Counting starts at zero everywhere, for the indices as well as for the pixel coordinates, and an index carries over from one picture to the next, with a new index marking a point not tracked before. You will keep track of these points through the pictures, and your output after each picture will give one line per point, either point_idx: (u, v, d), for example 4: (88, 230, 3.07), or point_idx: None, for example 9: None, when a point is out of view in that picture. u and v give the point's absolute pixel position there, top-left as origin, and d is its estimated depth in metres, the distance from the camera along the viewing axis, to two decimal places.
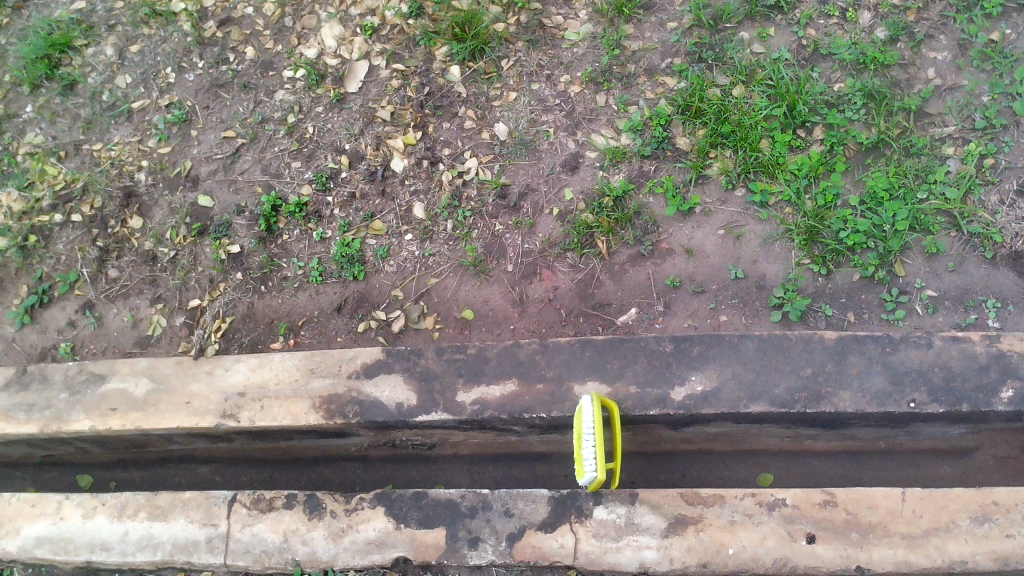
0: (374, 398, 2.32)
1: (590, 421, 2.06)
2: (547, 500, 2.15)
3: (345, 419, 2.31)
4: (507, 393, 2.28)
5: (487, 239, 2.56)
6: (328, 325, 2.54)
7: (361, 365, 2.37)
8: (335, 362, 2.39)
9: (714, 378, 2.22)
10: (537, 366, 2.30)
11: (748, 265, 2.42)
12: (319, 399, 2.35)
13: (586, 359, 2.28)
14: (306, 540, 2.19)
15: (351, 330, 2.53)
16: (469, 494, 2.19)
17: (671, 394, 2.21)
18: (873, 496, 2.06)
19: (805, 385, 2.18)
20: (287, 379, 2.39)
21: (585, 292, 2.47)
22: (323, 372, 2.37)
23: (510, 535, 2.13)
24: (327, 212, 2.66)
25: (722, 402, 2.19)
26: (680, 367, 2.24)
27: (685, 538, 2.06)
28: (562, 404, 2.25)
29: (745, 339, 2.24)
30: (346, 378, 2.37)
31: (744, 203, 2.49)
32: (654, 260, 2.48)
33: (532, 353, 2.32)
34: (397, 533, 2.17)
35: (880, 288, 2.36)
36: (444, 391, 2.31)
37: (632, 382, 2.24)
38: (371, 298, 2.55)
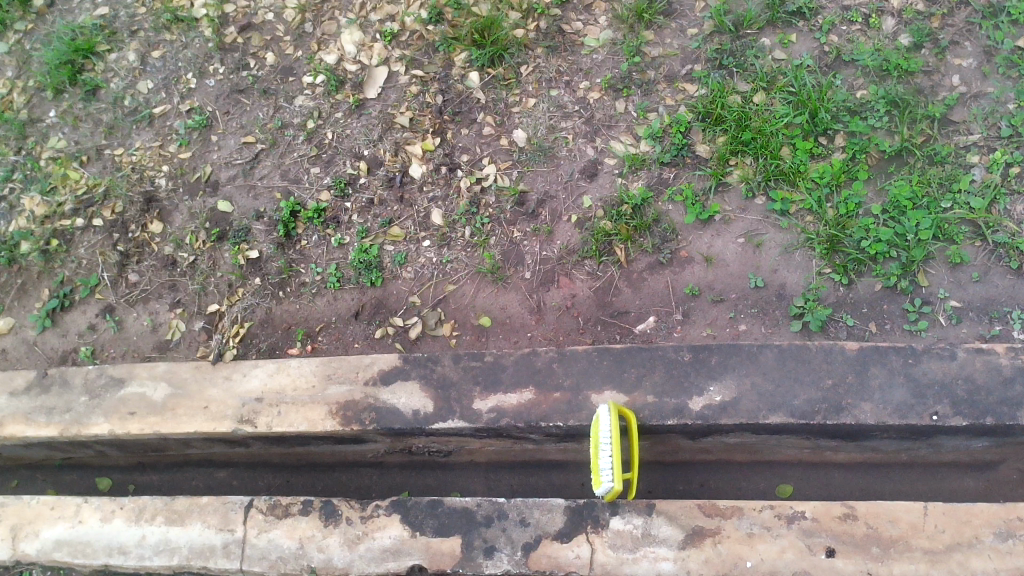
0: (391, 405, 2.34)
1: (607, 425, 2.08)
2: (566, 510, 2.14)
3: (361, 425, 2.33)
4: (525, 401, 2.28)
5: (505, 246, 2.55)
6: (345, 331, 2.53)
7: (378, 371, 2.39)
8: (352, 369, 2.41)
9: (733, 388, 2.20)
10: (555, 374, 2.30)
11: (768, 274, 2.38)
12: (336, 405, 2.37)
13: (603, 367, 2.27)
14: (322, 547, 2.19)
15: (368, 336, 2.51)
16: (485, 502, 2.19)
17: (689, 404, 2.20)
18: (895, 510, 2.03)
19: (825, 396, 2.15)
20: (305, 386, 2.42)
21: (604, 300, 2.44)
22: (340, 379, 2.40)
23: (525, 545, 2.12)
24: (345, 218, 2.65)
25: (741, 411, 2.17)
26: (699, 377, 2.22)
27: (702, 549, 2.04)
28: (578, 412, 2.24)
29: (765, 349, 2.22)
30: (362, 385, 2.38)
31: (764, 211, 2.46)
32: (673, 268, 2.44)
33: (550, 361, 2.32)
34: (413, 541, 2.16)
35: (903, 298, 2.31)
36: (461, 399, 2.32)
37: (650, 391, 2.23)
38: (389, 304, 2.53)
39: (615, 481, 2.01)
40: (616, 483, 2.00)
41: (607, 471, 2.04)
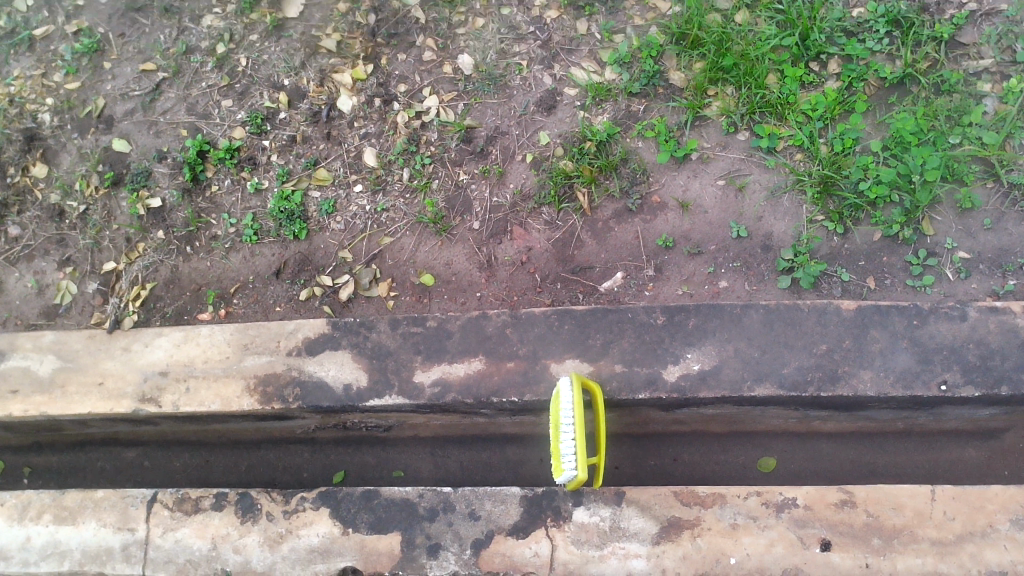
0: (319, 379, 2.02)
1: (569, 400, 1.80)
2: (522, 500, 1.86)
3: (283, 403, 2.01)
4: (473, 373, 1.98)
5: (449, 191, 2.18)
6: (265, 292, 2.16)
7: (303, 340, 2.06)
8: (273, 337, 2.07)
9: (713, 355, 1.91)
10: (509, 342, 1.99)
11: (752, 222, 2.07)
12: (254, 380, 2.04)
13: (564, 334, 1.97)
14: (238, 547, 1.90)
15: (291, 297, 2.14)
16: (428, 492, 1.90)
17: (662, 373, 1.91)
18: (898, 495, 1.77)
19: (818, 363, 1.88)
20: (217, 357, 2.08)
21: (564, 254, 2.11)
22: (258, 349, 2.06)
23: (475, 542, 1.84)
24: (263, 158, 2.26)
25: (723, 383, 1.88)
26: (674, 343, 1.93)
27: (679, 544, 1.78)
28: (536, 386, 1.95)
29: (750, 310, 1.93)
30: (285, 356, 2.05)
31: (748, 147, 2.13)
32: (644, 216, 2.11)
33: (502, 327, 2.01)
34: (345, 540, 1.88)
35: (905, 249, 2.01)
36: (400, 371, 2.01)
37: (617, 358, 1.94)
38: (315, 261, 2.16)
39: (579, 467, 1.73)
40: (579, 471, 1.71)
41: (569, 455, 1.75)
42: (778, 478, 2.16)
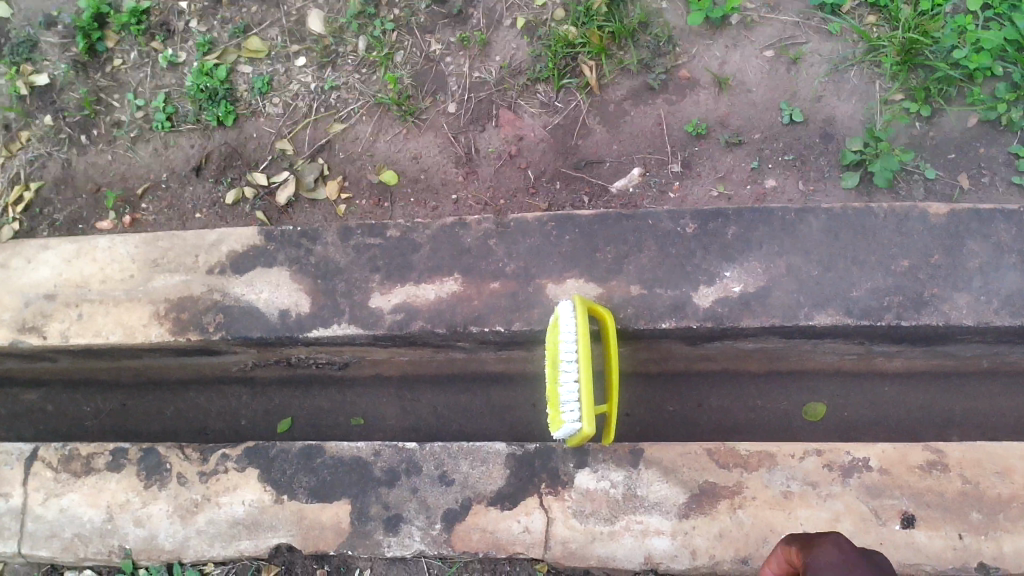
0: (248, 304, 1.57)
1: (572, 329, 1.37)
2: (508, 461, 1.43)
3: (202, 335, 1.57)
4: (447, 297, 1.53)
5: (418, 66, 1.67)
6: (182, 195, 1.68)
7: (228, 255, 1.60)
8: (189, 251, 1.61)
9: (759, 274, 1.47)
10: (494, 257, 1.53)
11: (809, 104, 1.60)
12: (165, 305, 1.59)
13: (565, 247, 1.52)
14: (141, 519, 1.47)
15: (216, 201, 1.67)
16: (386, 449, 1.47)
17: (693, 297, 1.47)
18: (1001, 456, 1.36)
19: (897, 285, 1.44)
20: (118, 276, 1.62)
21: (565, 145, 1.63)
22: (170, 267, 1.60)
23: (447, 513, 1.42)
24: (178, 24, 1.72)
25: (772, 309, 1.46)
26: (708, 259, 1.49)
27: (715, 518, 1.36)
28: (528, 312, 1.50)
29: (807, 215, 1.49)
30: (204, 275, 1.59)
31: (803, 8, 1.62)
32: (669, 96, 1.62)
33: (483, 238, 1.55)
34: (278, 510, 1.45)
35: (1009, 138, 1.55)
36: (352, 294, 1.55)
37: (634, 278, 1.49)
38: (246, 154, 1.68)
39: (583, 418, 1.31)
40: (586, 425, 1.30)
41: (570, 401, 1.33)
42: (830, 429, 1.73)
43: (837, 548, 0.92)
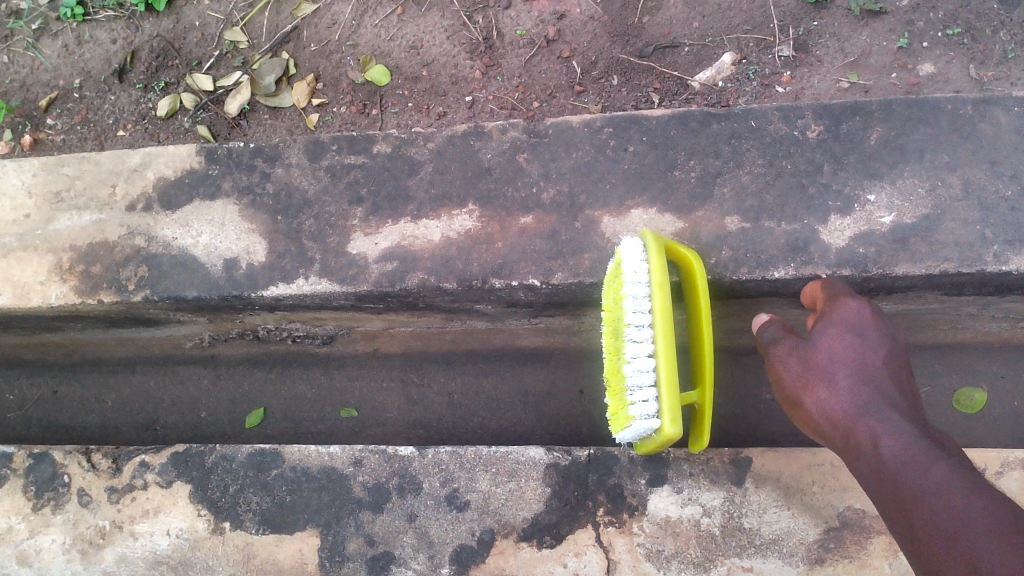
0: (181, 252, 1.12)
1: (643, 275, 0.88)
2: (547, 476, 0.98)
3: (119, 296, 1.12)
4: (458, 237, 1.06)
5: None
6: (101, 107, 1.24)
7: (155, 185, 1.15)
8: (104, 181, 1.16)
9: (921, 198, 0.99)
10: (525, 180, 1.06)
11: None
12: (70, 255, 1.14)
13: (628, 164, 1.05)
14: (27, 556, 1.03)
15: (145, 115, 1.23)
16: (372, 456, 1.02)
17: (821, 233, 0.99)
18: None
19: None
20: (9, 216, 1.17)
21: (626, 23, 1.14)
22: (78, 202, 1.16)
23: (459, 553, 0.96)
24: None
25: (943, 249, 0.97)
26: (843, 176, 1.01)
27: (862, 564, 0.90)
28: (575, 258, 1.03)
29: (989, 111, 1.01)
30: (123, 213, 1.14)
31: None
32: None
33: (510, 152, 1.08)
34: (217, 545, 1.00)
35: None
36: (324, 235, 1.09)
37: (730, 206, 1.01)
38: (185, 50, 1.23)
39: (664, 414, 0.85)
40: (671, 431, 0.85)
41: (642, 387, 0.87)
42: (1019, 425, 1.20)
43: (857, 316, 0.89)
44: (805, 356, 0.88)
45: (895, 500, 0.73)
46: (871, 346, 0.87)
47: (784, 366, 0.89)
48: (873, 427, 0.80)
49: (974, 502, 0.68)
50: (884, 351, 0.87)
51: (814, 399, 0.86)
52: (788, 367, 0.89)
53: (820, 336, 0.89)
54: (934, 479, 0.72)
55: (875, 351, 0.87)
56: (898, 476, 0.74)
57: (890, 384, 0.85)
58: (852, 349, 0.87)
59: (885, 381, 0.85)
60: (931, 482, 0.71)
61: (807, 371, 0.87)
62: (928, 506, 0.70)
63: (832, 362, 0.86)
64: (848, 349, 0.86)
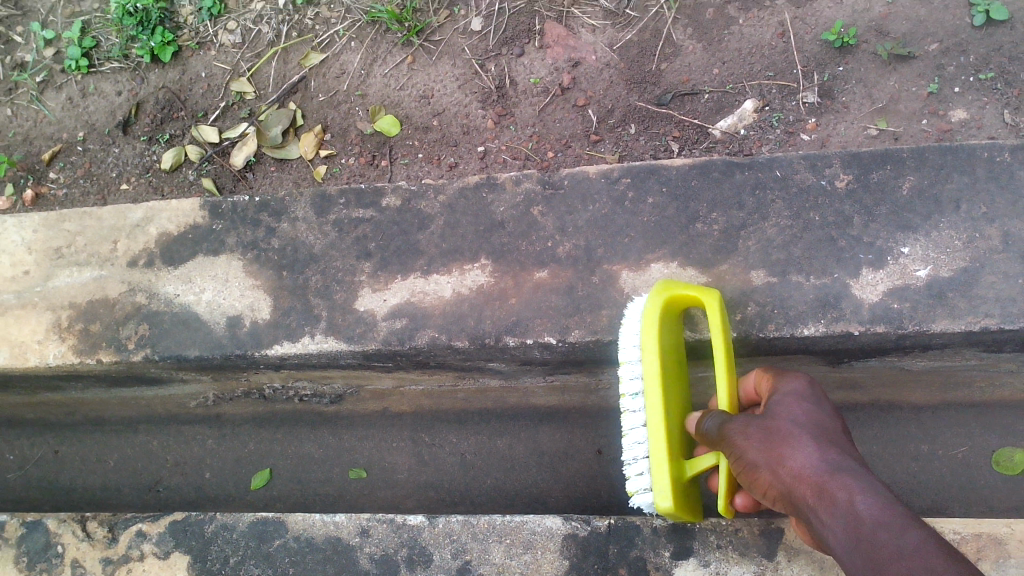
0: (183, 310, 1.08)
1: (636, 339, 0.89)
2: (564, 548, 0.92)
3: (118, 355, 1.08)
4: (470, 293, 1.02)
5: None
6: (104, 160, 1.21)
7: (157, 240, 1.11)
8: (106, 236, 1.13)
9: (958, 250, 0.94)
10: (539, 234, 1.02)
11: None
12: (68, 313, 1.10)
13: (648, 217, 1.00)
14: None
15: (148, 166, 1.19)
16: (379, 526, 0.96)
17: (852, 288, 0.94)
18: None
19: None
20: (8, 272, 1.14)
21: (644, 70, 1.11)
22: (78, 258, 1.12)
23: None
24: None
25: (982, 305, 0.92)
26: (875, 228, 0.96)
27: None
28: (592, 316, 0.99)
29: None
30: (125, 269, 1.11)
31: None
32: None
33: (524, 204, 1.03)
34: None
35: None
36: (331, 292, 1.05)
37: (755, 260, 0.96)
38: (189, 101, 1.20)
39: (654, 477, 0.82)
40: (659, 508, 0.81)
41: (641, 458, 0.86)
42: None
43: (805, 384, 0.79)
44: (766, 424, 0.73)
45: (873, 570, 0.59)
46: (825, 413, 0.75)
47: (744, 439, 0.73)
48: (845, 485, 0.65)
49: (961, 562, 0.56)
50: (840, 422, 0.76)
51: (778, 467, 0.69)
52: (746, 438, 0.73)
53: (775, 405, 0.76)
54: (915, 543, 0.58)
55: (831, 417, 0.75)
56: (875, 541, 0.60)
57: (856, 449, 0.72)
58: (809, 414, 0.74)
59: (849, 447, 0.72)
60: (910, 546, 0.58)
61: (768, 437, 0.72)
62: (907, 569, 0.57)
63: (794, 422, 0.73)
64: (807, 416, 0.74)
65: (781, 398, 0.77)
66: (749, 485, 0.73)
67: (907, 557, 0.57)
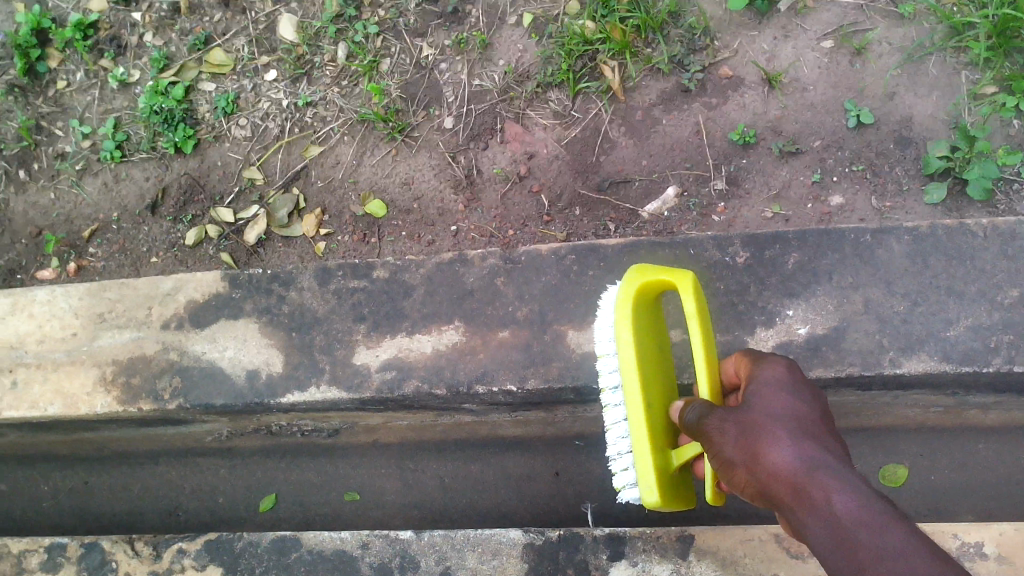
0: (209, 365, 1.31)
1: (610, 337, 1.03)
2: (525, 554, 1.16)
3: (155, 403, 1.30)
4: (446, 349, 1.25)
5: (407, 72, 1.41)
6: (136, 236, 1.43)
7: (186, 306, 1.34)
8: (141, 303, 1.35)
9: (831, 313, 1.19)
10: (502, 301, 1.26)
11: (879, 102, 1.32)
12: (112, 368, 1.33)
13: (589, 287, 1.25)
14: None
15: (173, 242, 1.42)
16: (376, 540, 1.20)
17: (749, 344, 1.19)
18: None
19: (1005, 320, 1.16)
20: (58, 334, 1.36)
21: (586, 162, 1.36)
22: (118, 321, 1.35)
23: None
24: (132, 38, 1.49)
25: (848, 356, 1.17)
26: (767, 296, 1.21)
27: None
28: (545, 367, 1.23)
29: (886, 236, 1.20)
30: (158, 331, 1.33)
31: None
32: (708, 99, 1.35)
33: (489, 275, 1.28)
34: None
35: None
36: (333, 349, 1.28)
37: (673, 321, 1.21)
38: (208, 186, 1.43)
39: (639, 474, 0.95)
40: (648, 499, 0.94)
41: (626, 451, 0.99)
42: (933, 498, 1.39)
43: (782, 372, 0.88)
44: (743, 419, 0.83)
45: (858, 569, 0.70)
46: (801, 401, 0.85)
47: (721, 435, 0.83)
48: (825, 485, 0.75)
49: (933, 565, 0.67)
50: (814, 406, 0.86)
51: (760, 464, 0.79)
52: (725, 433, 0.82)
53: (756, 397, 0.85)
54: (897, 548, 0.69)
55: (806, 405, 0.85)
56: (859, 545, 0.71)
57: (829, 436, 0.82)
58: (785, 406, 0.84)
59: (824, 436, 0.82)
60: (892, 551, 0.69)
61: (748, 433, 0.81)
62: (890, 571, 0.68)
63: (772, 416, 0.82)
64: (783, 407, 0.83)
65: (759, 388, 0.87)
66: (727, 475, 0.84)
67: (886, 558, 0.69)
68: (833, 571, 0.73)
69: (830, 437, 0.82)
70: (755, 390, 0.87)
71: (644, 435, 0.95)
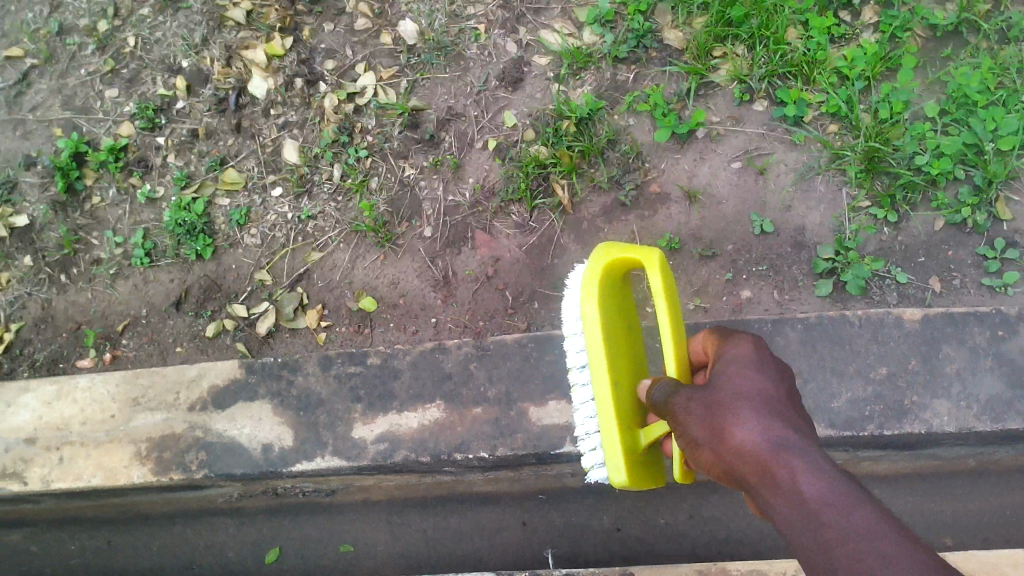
0: (229, 441, 1.56)
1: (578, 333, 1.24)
2: None
3: (184, 474, 1.55)
4: (430, 424, 1.52)
5: (392, 189, 1.69)
6: (163, 330, 1.69)
7: (209, 390, 1.59)
8: (170, 388, 1.60)
9: None
10: (475, 383, 1.53)
11: (778, 214, 1.62)
12: (146, 445, 1.57)
13: (546, 371, 1.53)
14: None
15: (195, 334, 1.68)
16: None
17: None
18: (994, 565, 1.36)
19: (878, 393, 1.45)
20: (99, 416, 1.60)
21: (542, 264, 1.64)
22: (150, 404, 1.59)
23: None
24: (157, 160, 1.76)
25: None
26: None
27: None
28: (511, 438, 1.50)
29: (783, 326, 1.49)
30: (185, 412, 1.58)
31: (767, 120, 1.67)
32: (641, 211, 1.65)
33: (464, 362, 1.55)
34: None
35: (975, 240, 1.60)
36: (334, 426, 1.54)
37: None
38: (224, 286, 1.69)
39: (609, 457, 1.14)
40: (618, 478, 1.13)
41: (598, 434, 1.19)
42: None
43: (750, 361, 1.01)
44: (709, 400, 0.96)
45: (812, 531, 0.80)
46: (767, 385, 0.97)
47: (691, 414, 0.97)
48: (787, 459, 0.86)
49: (888, 537, 0.75)
50: (779, 390, 0.98)
51: (728, 441, 0.91)
52: (696, 416, 0.96)
53: (726, 378, 0.98)
54: (856, 520, 0.78)
55: (770, 388, 0.97)
56: (820, 514, 0.80)
57: (791, 416, 0.94)
58: (752, 388, 0.96)
59: (788, 417, 0.93)
60: (850, 524, 0.78)
61: (713, 411, 0.94)
62: (841, 536, 0.78)
63: (738, 396, 0.95)
64: (750, 389, 0.96)
65: (727, 373, 1.00)
66: (697, 452, 0.96)
67: (845, 529, 0.78)
68: (790, 537, 0.84)
69: (793, 417, 0.94)
70: (724, 375, 1.00)
71: (612, 419, 1.14)
